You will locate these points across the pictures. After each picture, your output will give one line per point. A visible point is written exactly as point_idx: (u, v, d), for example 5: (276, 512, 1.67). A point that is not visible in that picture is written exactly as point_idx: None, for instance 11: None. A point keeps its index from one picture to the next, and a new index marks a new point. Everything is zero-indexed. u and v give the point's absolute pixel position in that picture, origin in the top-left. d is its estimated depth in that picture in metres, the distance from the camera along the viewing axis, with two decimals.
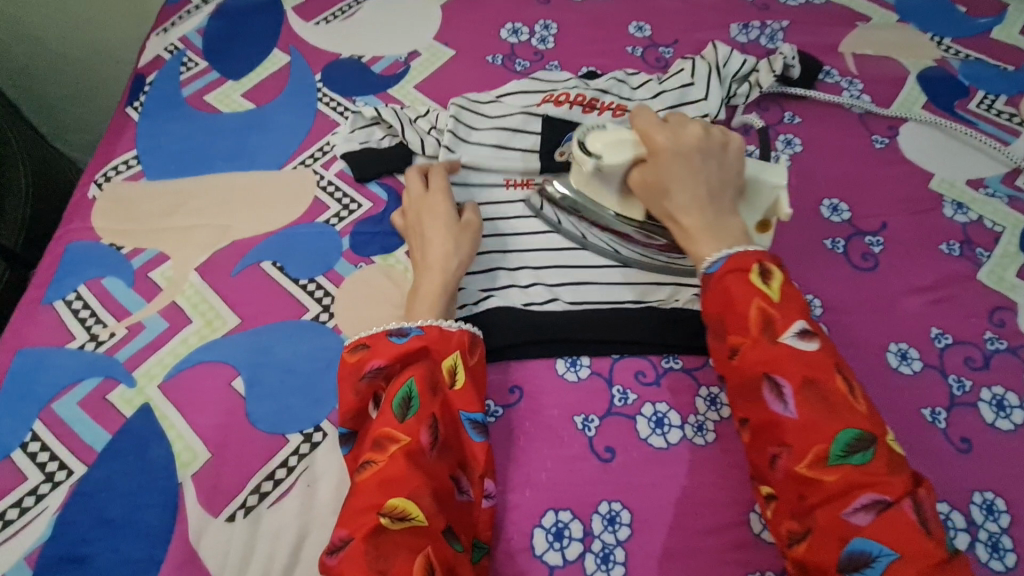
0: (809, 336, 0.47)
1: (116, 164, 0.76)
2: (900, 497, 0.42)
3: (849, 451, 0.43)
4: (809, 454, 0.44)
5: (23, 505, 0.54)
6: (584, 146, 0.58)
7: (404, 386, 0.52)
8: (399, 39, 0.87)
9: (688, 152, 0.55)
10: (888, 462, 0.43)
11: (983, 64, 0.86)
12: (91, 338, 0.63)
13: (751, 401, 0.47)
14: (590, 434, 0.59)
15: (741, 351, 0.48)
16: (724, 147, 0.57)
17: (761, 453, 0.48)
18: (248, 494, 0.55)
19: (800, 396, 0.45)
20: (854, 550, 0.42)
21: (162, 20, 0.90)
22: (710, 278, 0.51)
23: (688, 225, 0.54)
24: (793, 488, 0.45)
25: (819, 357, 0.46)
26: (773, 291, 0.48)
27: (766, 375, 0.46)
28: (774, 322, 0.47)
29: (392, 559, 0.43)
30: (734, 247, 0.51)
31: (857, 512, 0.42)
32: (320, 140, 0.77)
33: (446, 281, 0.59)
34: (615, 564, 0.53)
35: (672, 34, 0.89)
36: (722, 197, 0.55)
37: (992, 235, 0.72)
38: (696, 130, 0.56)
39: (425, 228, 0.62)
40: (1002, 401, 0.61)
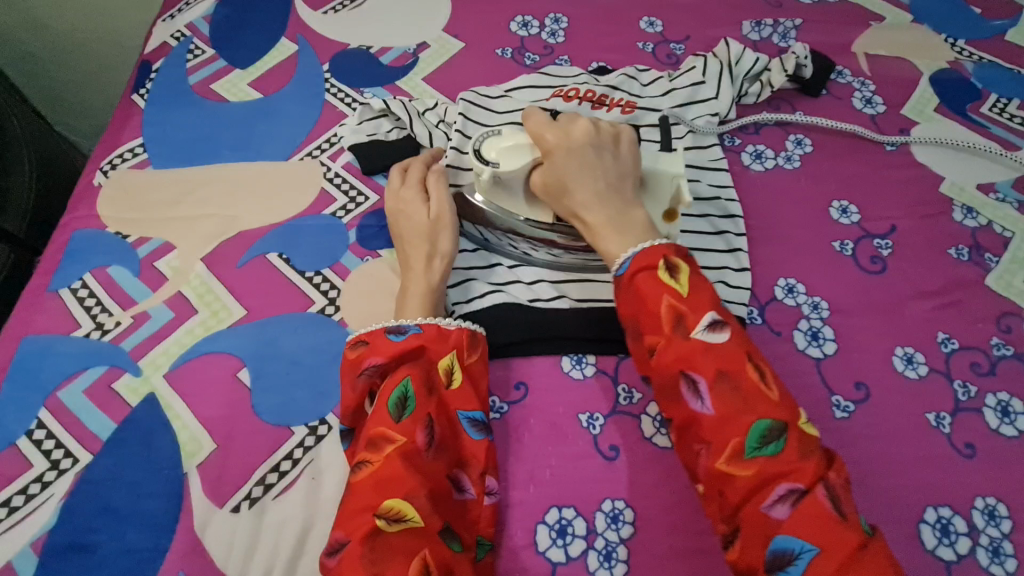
0: (718, 328, 0.48)
1: (121, 152, 0.75)
2: (812, 485, 0.42)
3: (763, 442, 0.44)
4: (727, 450, 0.45)
5: (29, 492, 0.54)
6: (479, 153, 0.59)
7: (400, 385, 0.52)
8: (408, 30, 0.86)
9: (581, 147, 0.57)
10: (799, 449, 0.44)
11: (998, 67, 0.85)
12: (97, 326, 0.63)
13: (670, 402, 0.48)
14: (594, 432, 0.59)
15: (657, 351, 0.49)
16: (616, 141, 0.59)
17: (687, 453, 0.48)
18: (253, 485, 0.55)
19: (714, 392, 0.46)
20: (777, 547, 0.42)
21: (169, 7, 0.90)
22: (625, 278, 0.52)
23: (591, 220, 0.56)
24: (716, 486, 0.45)
25: (730, 348, 0.47)
26: (682, 285, 0.49)
27: (683, 372, 0.47)
28: (685, 317, 0.48)
29: (388, 562, 0.43)
30: (643, 243, 0.52)
31: (775, 506, 0.43)
32: (327, 131, 0.77)
33: (429, 281, 0.60)
34: (617, 562, 0.54)
35: (684, 30, 0.88)
36: (622, 189, 0.57)
37: (1001, 240, 0.72)
38: (587, 125, 0.59)
39: (404, 237, 0.63)
40: (1006, 407, 0.61)
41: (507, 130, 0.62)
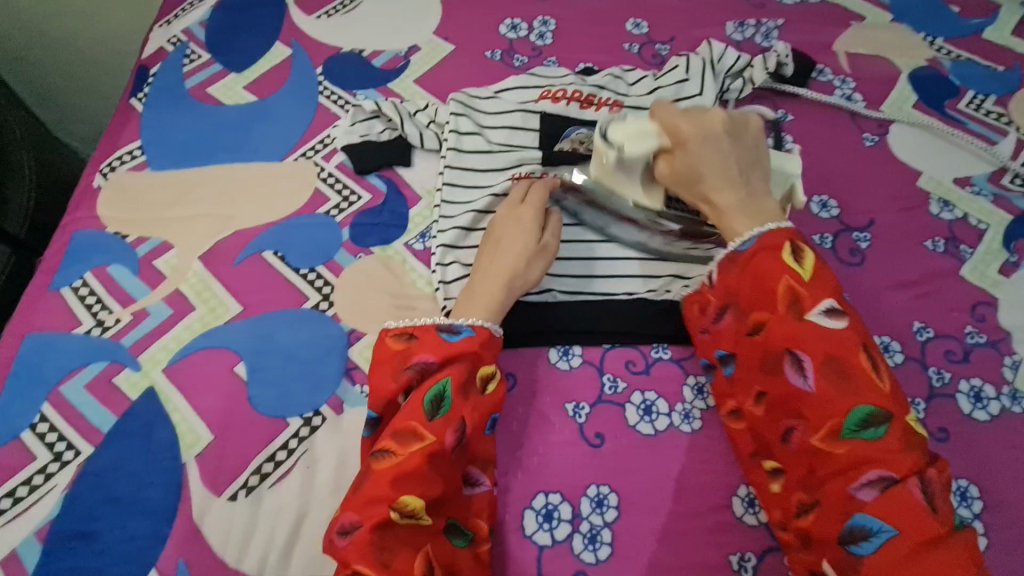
0: (838, 315, 0.50)
1: (120, 154, 0.77)
2: (906, 476, 0.46)
3: (863, 426, 0.48)
4: (823, 428, 0.49)
5: (33, 483, 0.56)
6: (606, 136, 0.57)
7: (439, 384, 0.53)
8: (400, 33, 0.88)
9: (716, 135, 0.55)
10: (900, 441, 0.47)
11: (975, 64, 0.87)
12: (97, 323, 0.65)
13: (772, 374, 0.52)
14: (580, 420, 0.61)
15: (767, 326, 0.52)
16: (744, 126, 0.57)
17: (776, 425, 0.53)
18: (249, 475, 0.57)
19: (819, 372, 0.49)
20: (855, 523, 0.46)
21: (166, 12, 0.92)
22: (743, 255, 0.54)
23: (721, 205, 0.55)
24: (805, 460, 0.50)
25: (845, 336, 0.50)
26: (806, 270, 0.52)
27: (788, 350, 0.51)
28: (803, 300, 0.51)
29: (396, 554, 0.47)
30: (768, 224, 0.54)
31: (863, 488, 0.47)
32: (320, 133, 0.79)
33: (505, 293, 0.60)
34: (602, 544, 0.56)
35: (669, 31, 0.90)
36: (750, 177, 0.56)
37: (976, 232, 0.74)
38: (718, 113, 0.56)
39: (505, 236, 0.63)
40: (979, 393, 0.64)
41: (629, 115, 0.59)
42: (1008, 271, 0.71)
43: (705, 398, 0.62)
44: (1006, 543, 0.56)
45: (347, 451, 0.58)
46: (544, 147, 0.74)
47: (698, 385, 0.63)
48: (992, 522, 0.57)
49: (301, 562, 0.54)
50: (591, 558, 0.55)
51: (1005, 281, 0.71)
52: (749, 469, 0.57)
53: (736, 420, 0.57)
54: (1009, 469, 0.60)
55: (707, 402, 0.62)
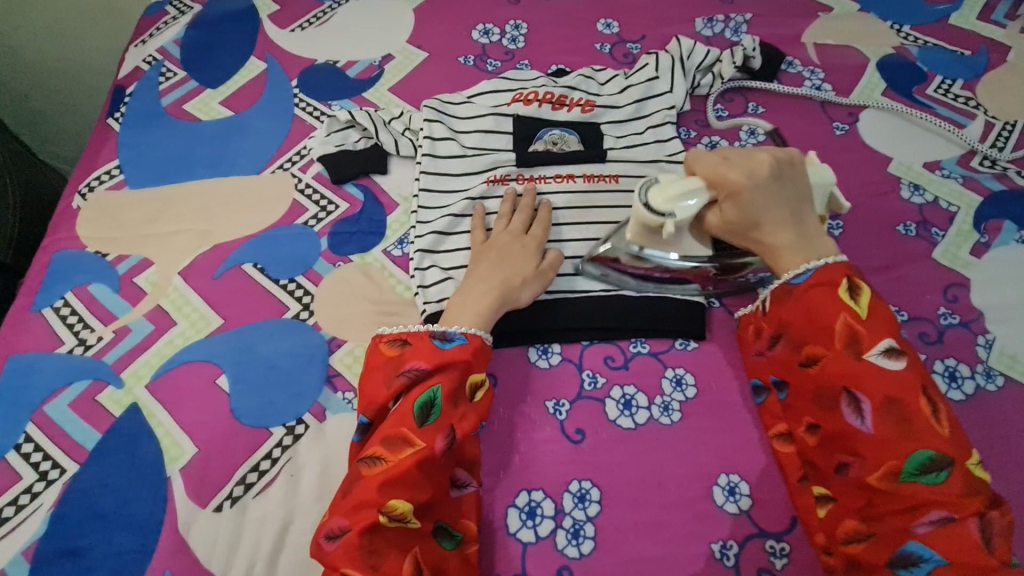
0: (896, 355, 0.49)
1: (99, 174, 0.78)
2: (968, 516, 0.45)
3: (922, 470, 0.46)
4: (881, 468, 0.48)
5: (19, 503, 0.57)
6: (653, 208, 0.54)
7: (429, 391, 0.54)
8: (373, 42, 0.89)
9: (768, 185, 0.52)
10: (963, 485, 0.46)
11: (942, 50, 0.88)
12: (79, 342, 0.65)
13: (827, 410, 0.51)
14: (561, 417, 0.62)
15: (822, 362, 0.52)
16: (793, 161, 0.54)
17: (828, 457, 0.52)
18: (234, 485, 0.58)
19: (877, 413, 0.48)
20: (907, 550, 0.46)
21: (142, 32, 0.93)
22: (798, 288, 0.53)
23: (778, 248, 0.54)
24: (858, 494, 0.50)
25: (905, 376, 0.48)
26: (862, 308, 0.51)
27: (846, 388, 0.50)
28: (861, 340, 0.50)
29: (384, 556, 0.48)
30: (822, 258, 0.53)
31: (921, 524, 0.46)
32: (297, 144, 0.80)
33: (494, 305, 0.60)
34: (585, 538, 0.56)
35: (639, 30, 0.91)
36: (803, 211, 0.54)
37: (947, 215, 0.75)
38: (765, 157, 0.53)
39: (501, 253, 0.64)
40: (954, 372, 0.64)
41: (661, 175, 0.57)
42: (980, 251, 0.72)
43: (684, 390, 0.63)
44: None
45: (330, 458, 0.59)
46: (518, 149, 0.75)
47: (677, 377, 0.64)
48: None
49: (288, 569, 0.55)
50: (575, 553, 0.56)
51: (976, 262, 0.71)
52: (798, 494, 0.56)
53: (783, 444, 0.58)
54: (985, 447, 0.61)
55: (686, 394, 0.63)
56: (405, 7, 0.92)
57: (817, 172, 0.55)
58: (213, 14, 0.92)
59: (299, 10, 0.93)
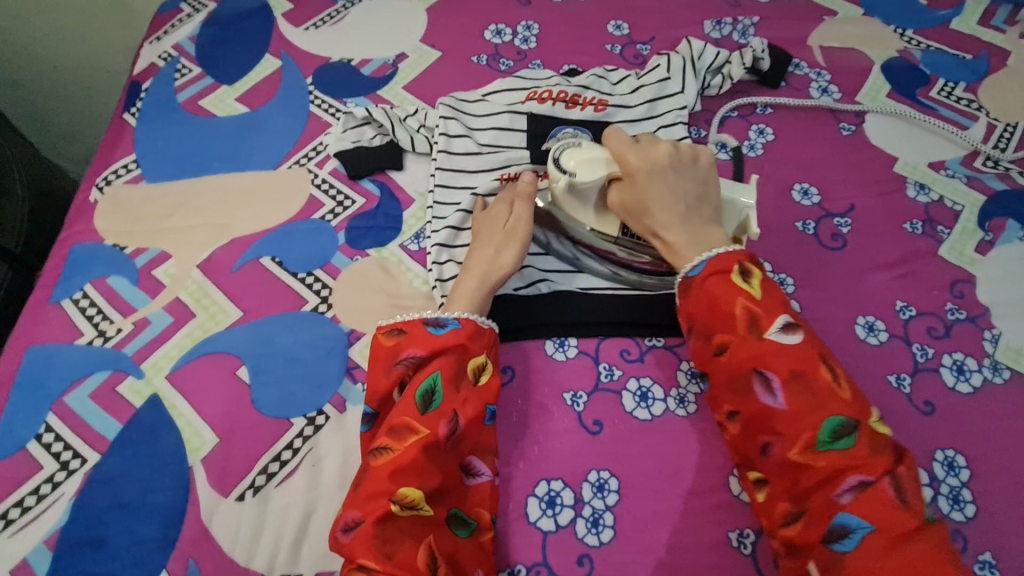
0: (792, 329, 0.52)
1: (116, 168, 0.78)
2: (880, 476, 0.47)
3: (835, 437, 0.48)
4: (799, 441, 0.49)
5: (40, 492, 0.57)
6: (559, 163, 0.61)
7: (429, 378, 0.55)
8: (387, 41, 0.90)
9: (662, 168, 0.60)
10: (869, 446, 0.48)
11: (944, 54, 0.90)
12: (99, 334, 0.66)
13: (742, 395, 0.52)
14: (578, 408, 0.63)
15: (730, 348, 0.53)
16: (696, 162, 0.61)
17: (752, 442, 0.53)
18: (256, 475, 0.58)
19: (786, 389, 0.50)
20: (836, 524, 0.47)
21: (156, 29, 0.93)
22: (696, 280, 0.56)
23: (671, 241, 0.59)
24: (785, 474, 0.50)
25: (803, 349, 0.51)
26: (756, 289, 0.54)
27: (755, 369, 0.52)
28: (760, 319, 0.52)
29: (398, 545, 0.47)
30: (715, 251, 0.56)
31: (843, 493, 0.47)
32: (313, 140, 0.80)
33: (481, 283, 0.62)
34: (605, 527, 0.57)
35: (649, 32, 0.92)
36: (700, 208, 0.59)
37: (952, 213, 0.77)
38: (667, 147, 0.61)
39: (478, 232, 0.66)
40: (962, 366, 0.66)
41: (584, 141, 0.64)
42: (984, 249, 0.74)
43: (699, 382, 0.64)
44: (994, 508, 0.59)
45: (350, 449, 0.59)
46: (531, 147, 0.75)
47: (691, 369, 0.65)
48: (980, 489, 0.60)
49: (310, 557, 0.55)
50: (595, 541, 0.56)
51: (981, 259, 0.73)
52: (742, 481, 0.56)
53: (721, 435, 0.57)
54: (993, 438, 0.62)
55: (701, 386, 0.64)
56: (418, 7, 0.94)
57: (729, 187, 0.62)
58: (227, 11, 0.93)
59: (313, 8, 0.94)
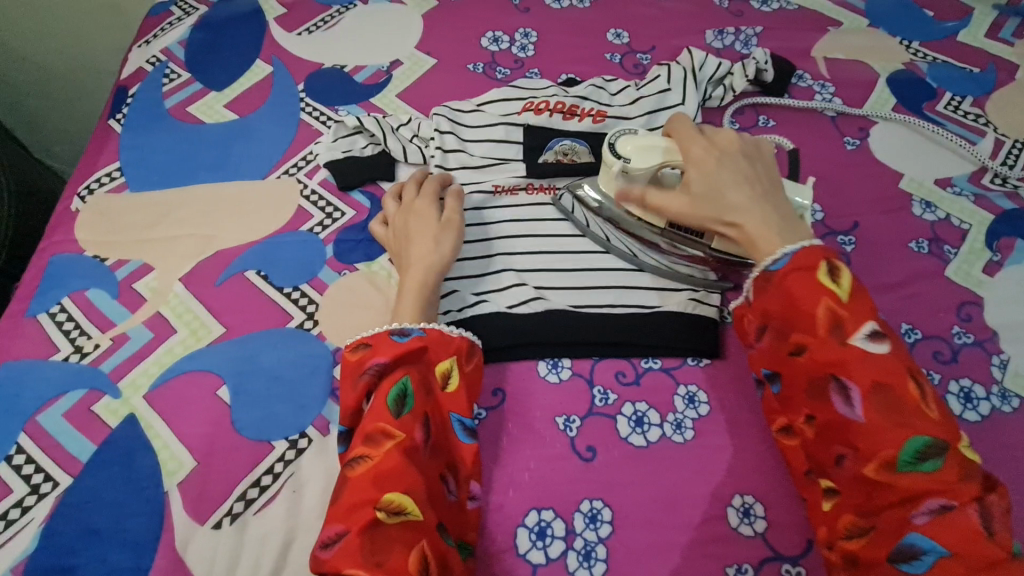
0: (879, 337, 0.46)
1: (99, 176, 0.76)
2: (967, 504, 0.41)
3: (920, 458, 0.43)
4: (877, 457, 0.44)
5: (9, 517, 0.55)
6: (614, 148, 0.60)
7: (399, 384, 0.52)
8: (381, 48, 0.88)
9: (731, 156, 0.57)
10: (960, 470, 0.42)
11: (951, 67, 0.88)
12: (76, 349, 0.63)
13: (818, 398, 0.48)
14: (571, 434, 0.60)
15: (808, 350, 0.48)
16: (760, 152, 0.59)
17: (825, 450, 0.48)
18: (234, 501, 0.56)
19: (867, 401, 0.45)
20: (907, 543, 0.42)
21: (145, 33, 0.91)
22: (775, 276, 0.50)
23: (747, 225, 0.53)
24: (854, 487, 0.46)
25: (890, 360, 0.45)
26: (842, 289, 0.47)
27: (834, 375, 0.46)
28: (844, 323, 0.47)
29: (388, 552, 0.44)
30: (800, 242, 0.51)
31: (920, 514, 0.42)
32: (302, 149, 0.78)
33: (428, 276, 0.60)
34: (597, 561, 0.55)
35: (649, 41, 0.90)
36: (773, 197, 0.55)
37: (959, 232, 0.74)
38: (731, 135, 0.59)
39: (411, 230, 0.63)
40: (969, 393, 0.64)
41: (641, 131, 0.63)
42: (992, 270, 0.72)
43: (696, 408, 0.62)
44: None
45: (332, 473, 0.57)
46: (527, 159, 0.73)
47: (689, 394, 0.62)
48: None
49: None
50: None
51: (989, 281, 0.71)
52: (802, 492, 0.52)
53: (788, 437, 0.52)
54: (1001, 469, 0.60)
55: (698, 411, 0.62)
56: (413, 13, 0.92)
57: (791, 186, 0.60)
58: (219, 14, 0.91)
59: (306, 13, 0.91)
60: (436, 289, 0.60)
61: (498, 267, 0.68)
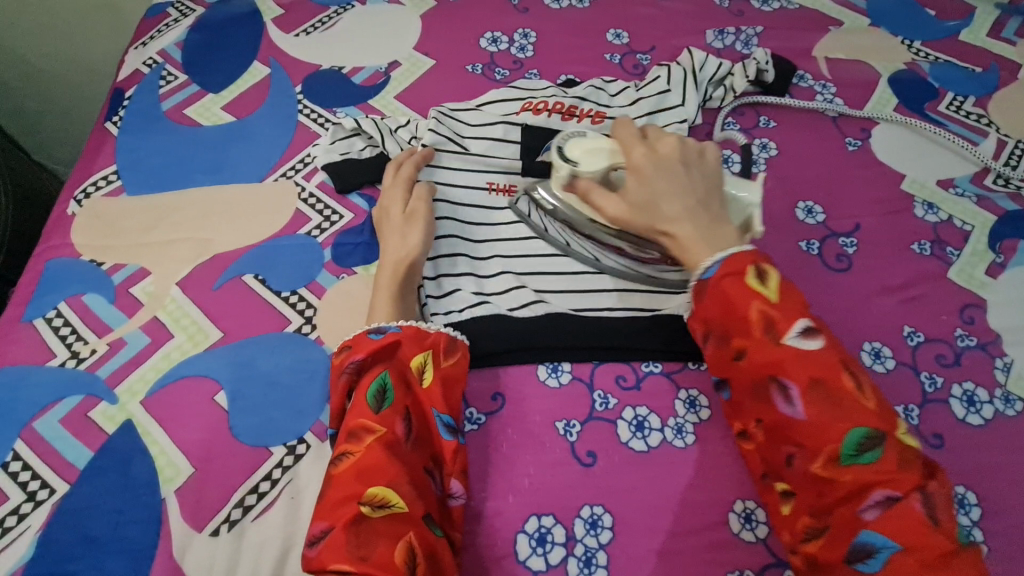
0: (812, 334, 0.48)
1: (95, 180, 0.76)
2: (909, 492, 0.43)
3: (860, 450, 0.44)
4: (821, 454, 0.46)
5: (5, 525, 0.54)
6: (562, 152, 0.59)
7: (378, 378, 0.52)
8: (379, 49, 0.88)
9: (670, 163, 0.55)
10: (898, 459, 0.43)
11: (953, 66, 0.88)
12: (72, 355, 0.63)
13: (761, 402, 0.49)
14: (571, 439, 0.60)
15: (747, 353, 0.49)
16: (702, 155, 0.57)
17: (774, 451, 0.50)
18: (231, 508, 0.55)
19: (806, 397, 0.46)
20: (860, 542, 0.43)
21: (142, 34, 0.90)
22: (707, 282, 0.52)
23: (680, 238, 0.53)
24: (805, 486, 0.47)
25: (823, 355, 0.47)
26: (770, 290, 0.49)
27: (773, 376, 0.48)
28: (777, 323, 0.48)
29: (374, 545, 0.43)
30: (729, 248, 0.52)
31: (868, 508, 0.43)
32: (300, 152, 0.78)
33: (396, 271, 0.61)
34: (597, 567, 0.54)
35: (649, 41, 0.90)
36: (709, 205, 0.54)
37: (961, 234, 0.74)
38: (673, 141, 0.57)
39: (384, 228, 0.65)
40: (972, 397, 0.63)
41: (591, 132, 0.62)
42: (995, 272, 0.71)
43: (697, 412, 0.61)
44: (1007, 549, 0.56)
45: None
46: (525, 159, 0.73)
47: (690, 399, 0.62)
48: (993, 528, 0.57)
49: None
50: None
51: (992, 283, 0.70)
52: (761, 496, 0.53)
53: (743, 442, 0.54)
54: (1004, 473, 0.60)
55: (699, 416, 0.61)
56: (411, 13, 0.91)
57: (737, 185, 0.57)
58: (216, 16, 0.91)
59: (304, 14, 0.91)
60: (415, 278, 0.62)
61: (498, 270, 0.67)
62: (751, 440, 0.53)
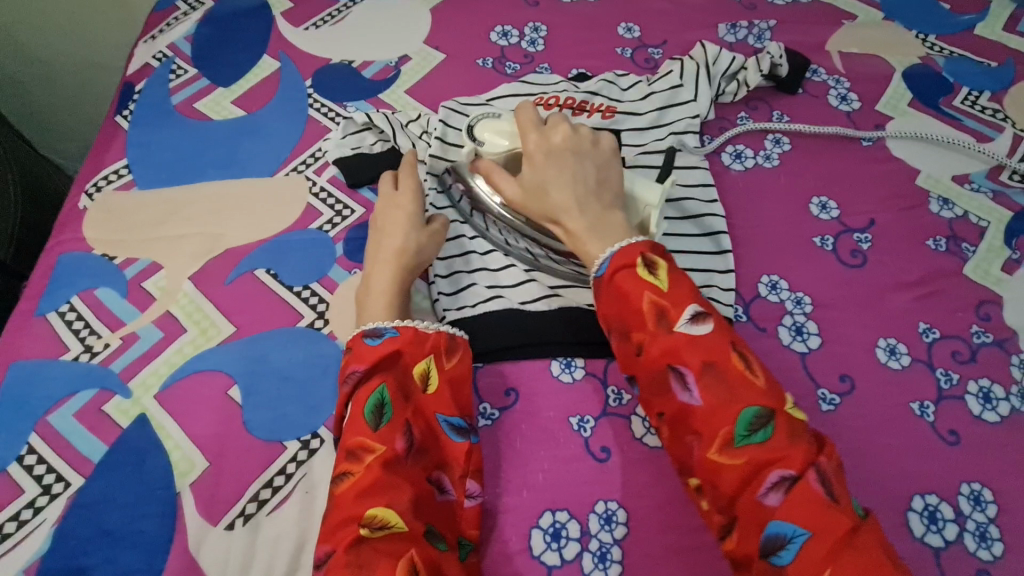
0: (702, 319, 0.49)
1: (106, 174, 0.75)
2: (803, 470, 0.43)
3: (751, 430, 0.45)
4: (717, 439, 0.45)
5: (21, 518, 0.54)
6: (473, 132, 0.63)
7: (376, 393, 0.50)
8: (390, 43, 0.87)
9: (560, 152, 0.57)
10: (787, 434, 0.44)
11: (968, 61, 0.87)
12: (85, 349, 0.63)
13: (661, 395, 0.49)
14: (585, 434, 0.60)
15: (644, 346, 0.49)
16: (596, 146, 0.59)
17: (679, 446, 0.49)
18: (246, 502, 0.55)
19: (700, 383, 0.47)
20: (770, 533, 0.42)
21: (151, 28, 0.90)
22: (605, 276, 0.52)
23: (571, 229, 0.55)
24: (708, 480, 0.46)
25: (713, 339, 0.48)
26: (662, 281, 0.50)
27: (670, 366, 0.48)
28: (668, 311, 0.49)
29: (374, 565, 0.42)
30: (618, 244, 0.53)
31: (768, 493, 0.43)
32: (311, 146, 0.77)
33: (398, 278, 0.59)
34: (612, 562, 0.54)
35: (661, 35, 0.89)
36: (600, 195, 0.56)
37: (977, 229, 0.73)
38: (566, 130, 0.59)
39: (385, 222, 0.62)
40: (988, 394, 0.63)
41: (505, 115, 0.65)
42: (1011, 268, 0.71)
43: None
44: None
45: None
46: None
47: None
48: (1009, 525, 0.57)
49: None
50: None
51: (1008, 279, 0.70)
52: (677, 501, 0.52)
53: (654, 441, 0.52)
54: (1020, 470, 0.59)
55: None
56: (421, 7, 0.90)
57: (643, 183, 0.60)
58: (225, 9, 0.90)
59: (313, 8, 0.90)
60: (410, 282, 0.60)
61: (510, 263, 0.67)
62: (661, 437, 0.52)
